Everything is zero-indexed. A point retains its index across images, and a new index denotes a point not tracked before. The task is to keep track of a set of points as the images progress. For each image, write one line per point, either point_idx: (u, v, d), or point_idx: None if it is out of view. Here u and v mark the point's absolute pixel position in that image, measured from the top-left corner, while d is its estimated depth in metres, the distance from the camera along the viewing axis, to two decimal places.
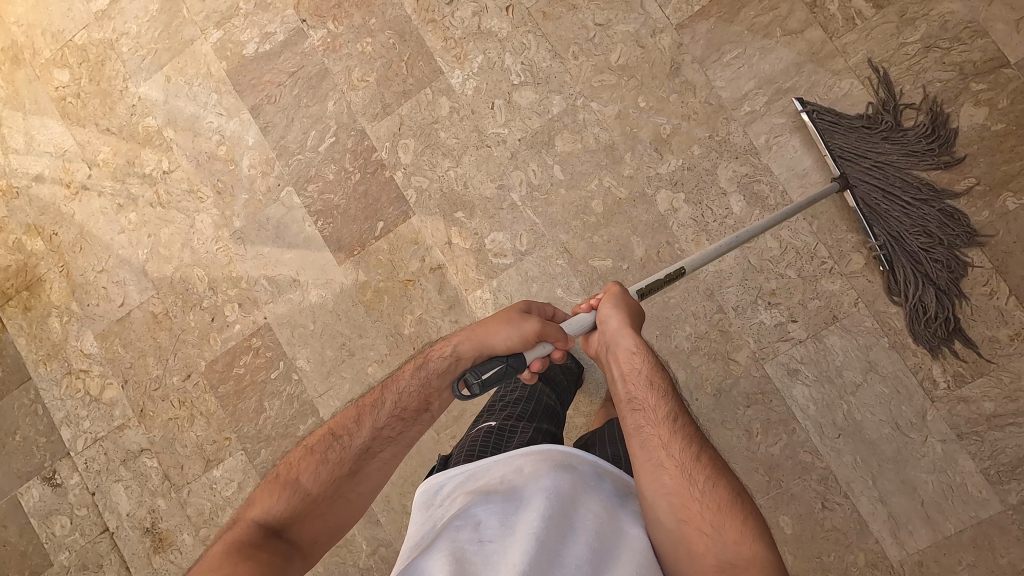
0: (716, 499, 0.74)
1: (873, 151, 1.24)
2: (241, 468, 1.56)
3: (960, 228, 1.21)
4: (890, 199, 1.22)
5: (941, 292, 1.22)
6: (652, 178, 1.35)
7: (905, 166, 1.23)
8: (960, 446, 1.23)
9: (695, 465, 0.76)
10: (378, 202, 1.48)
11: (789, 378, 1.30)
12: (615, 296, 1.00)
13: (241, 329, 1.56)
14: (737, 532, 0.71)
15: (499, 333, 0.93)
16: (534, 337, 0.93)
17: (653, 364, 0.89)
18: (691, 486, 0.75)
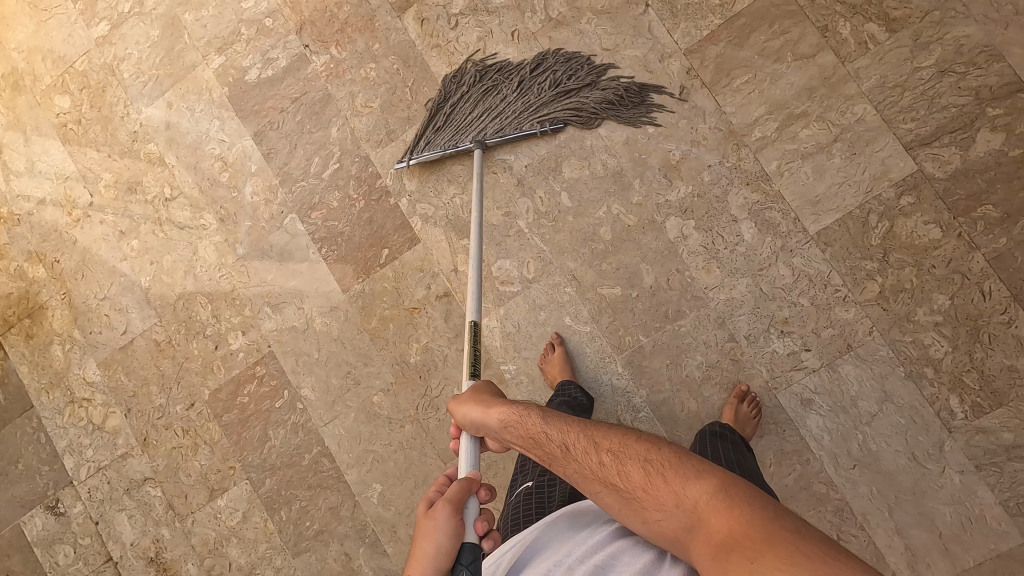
0: (642, 481, 0.68)
1: (467, 108, 1.40)
2: (246, 498, 1.54)
3: (546, 57, 1.37)
4: (501, 106, 1.38)
5: (596, 89, 1.35)
6: (662, 205, 1.32)
7: (489, 80, 1.39)
8: (979, 477, 1.21)
9: (607, 467, 0.71)
10: (383, 229, 1.46)
11: (803, 409, 1.27)
12: (462, 401, 0.98)
13: (245, 357, 1.54)
14: (672, 495, 0.65)
15: (427, 551, 0.75)
16: (455, 517, 0.79)
17: (523, 416, 0.85)
18: (620, 489, 0.69)
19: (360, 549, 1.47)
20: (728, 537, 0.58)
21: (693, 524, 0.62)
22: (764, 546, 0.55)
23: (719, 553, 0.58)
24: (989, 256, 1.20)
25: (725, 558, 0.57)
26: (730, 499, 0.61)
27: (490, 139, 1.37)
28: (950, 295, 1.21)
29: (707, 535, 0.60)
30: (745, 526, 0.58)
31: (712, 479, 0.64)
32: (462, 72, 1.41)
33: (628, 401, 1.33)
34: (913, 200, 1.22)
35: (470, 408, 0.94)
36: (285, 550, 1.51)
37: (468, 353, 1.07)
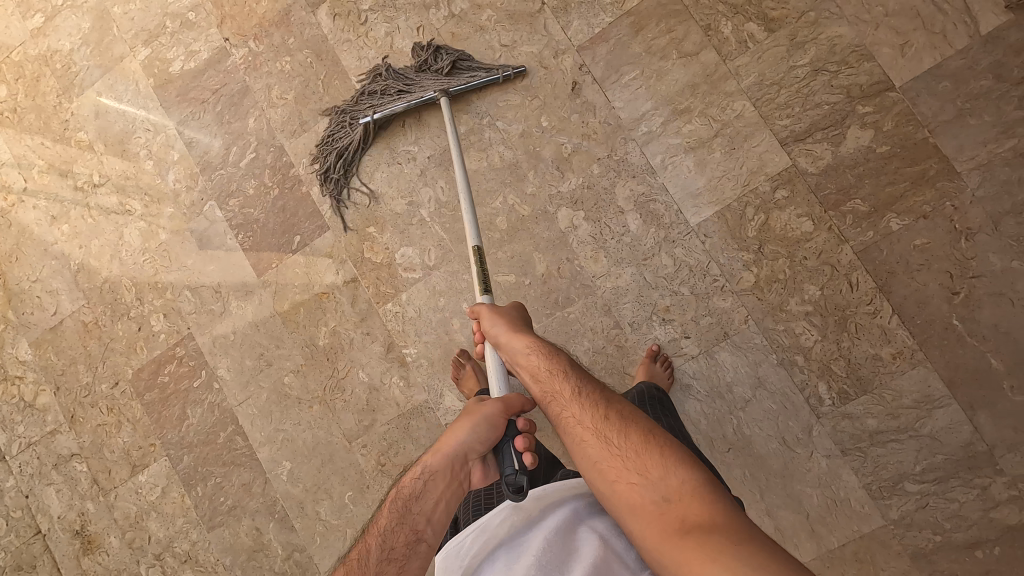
0: (636, 448, 0.74)
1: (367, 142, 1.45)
2: (165, 474, 1.60)
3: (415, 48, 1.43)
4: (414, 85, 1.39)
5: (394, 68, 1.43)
6: (554, 196, 1.37)
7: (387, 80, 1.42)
8: (844, 461, 1.25)
9: (609, 425, 0.78)
10: (296, 217, 1.52)
11: (682, 393, 1.32)
12: (499, 314, 1.06)
13: (166, 339, 1.61)
14: (661, 468, 0.71)
15: (466, 427, 0.86)
16: (503, 416, 0.88)
17: (547, 353, 0.92)
18: (611, 445, 0.75)
19: (270, 524, 1.54)
20: (700, 519, 0.63)
21: (670, 497, 0.68)
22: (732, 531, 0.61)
23: (684, 527, 0.64)
24: (857, 249, 1.24)
25: (690, 534, 0.62)
26: (713, 495, 0.67)
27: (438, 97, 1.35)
28: (820, 285, 1.26)
29: (680, 511, 0.66)
30: (720, 515, 0.63)
31: (702, 474, 0.69)
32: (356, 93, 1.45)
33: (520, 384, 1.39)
34: (786, 194, 1.27)
35: (504, 327, 1.02)
36: (200, 524, 1.58)
37: (476, 275, 1.12)
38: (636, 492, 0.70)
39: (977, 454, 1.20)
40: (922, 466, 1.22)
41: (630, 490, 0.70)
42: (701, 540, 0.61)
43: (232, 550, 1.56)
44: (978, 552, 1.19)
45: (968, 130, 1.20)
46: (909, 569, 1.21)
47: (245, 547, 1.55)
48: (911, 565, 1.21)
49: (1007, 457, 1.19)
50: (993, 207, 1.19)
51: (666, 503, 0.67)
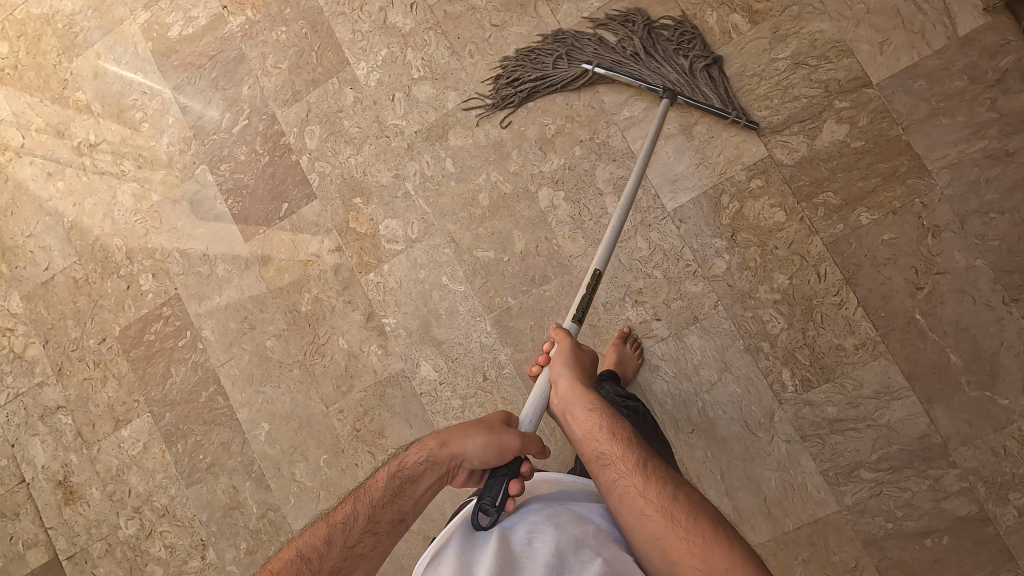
0: (697, 535, 0.71)
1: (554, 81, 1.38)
2: (147, 430, 1.65)
3: (682, 28, 1.33)
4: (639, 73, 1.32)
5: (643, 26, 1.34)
6: (536, 175, 1.41)
7: (620, 51, 1.34)
8: (803, 447, 1.29)
9: (672, 506, 0.75)
10: (285, 184, 1.55)
11: (649, 374, 1.36)
12: (564, 353, 1.00)
13: (153, 298, 1.64)
14: (725, 564, 0.68)
15: (477, 437, 0.89)
16: (513, 455, 0.87)
17: (608, 414, 0.88)
18: (676, 525, 0.73)
19: (247, 483, 1.58)
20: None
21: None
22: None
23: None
24: (827, 241, 1.27)
25: None
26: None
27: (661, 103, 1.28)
28: (789, 274, 1.29)
29: None
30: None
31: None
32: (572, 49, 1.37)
33: (494, 358, 1.43)
34: (761, 183, 1.30)
35: (565, 370, 0.97)
36: (179, 480, 1.63)
37: (583, 298, 1.06)
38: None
39: (932, 446, 1.23)
40: (877, 455, 1.26)
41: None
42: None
43: (209, 506, 1.60)
44: (927, 541, 1.22)
45: (940, 129, 1.22)
46: (861, 554, 1.25)
47: (222, 504, 1.60)
48: (862, 550, 1.25)
49: (961, 450, 1.22)
50: (961, 206, 1.22)
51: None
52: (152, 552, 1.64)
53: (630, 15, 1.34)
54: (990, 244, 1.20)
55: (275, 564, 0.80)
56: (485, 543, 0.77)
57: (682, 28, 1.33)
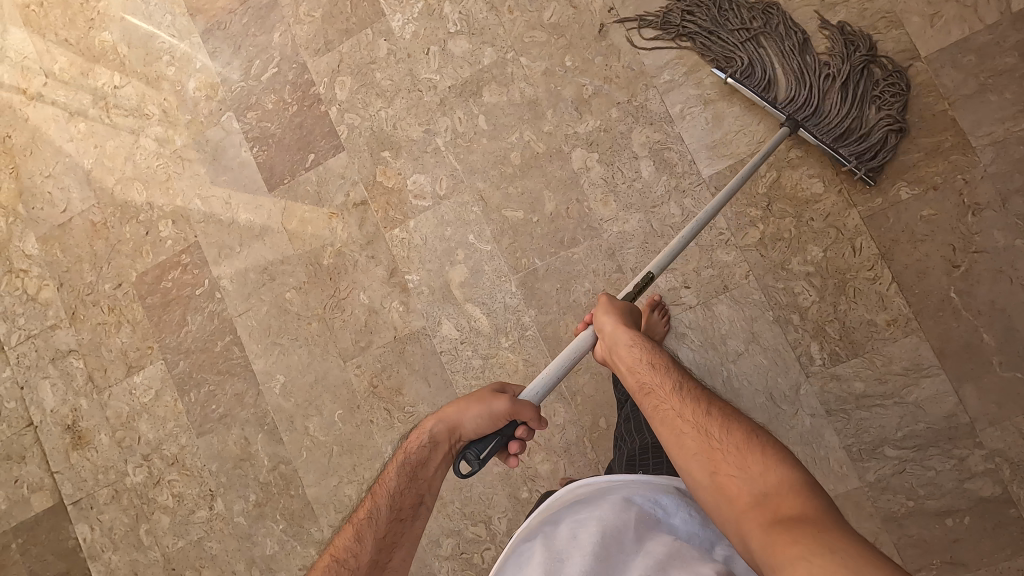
0: (733, 443, 0.76)
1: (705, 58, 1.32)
2: (160, 378, 1.63)
3: (902, 79, 1.22)
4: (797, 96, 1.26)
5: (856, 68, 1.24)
6: (570, 136, 1.38)
7: (819, 69, 1.26)
8: (828, 422, 1.28)
9: (710, 420, 0.79)
10: (312, 135, 1.53)
11: (675, 341, 1.34)
12: (608, 303, 1.03)
13: (173, 245, 1.62)
14: (761, 465, 0.72)
15: (472, 411, 0.91)
16: (505, 417, 0.88)
17: (650, 349, 0.93)
18: (710, 438, 0.77)
19: (259, 435, 1.57)
20: (794, 514, 0.66)
21: (768, 492, 0.70)
22: (831, 529, 0.62)
23: (781, 518, 0.66)
24: (865, 214, 1.25)
25: (788, 524, 0.65)
26: (813, 495, 0.68)
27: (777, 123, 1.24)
28: (824, 247, 1.27)
29: (779, 503, 0.68)
30: (820, 511, 0.65)
31: (803, 475, 0.70)
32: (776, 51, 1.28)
33: (518, 319, 1.41)
34: (801, 153, 1.28)
35: (610, 313, 1.00)
36: (190, 430, 1.61)
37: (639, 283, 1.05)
38: (733, 483, 0.73)
39: (959, 426, 1.22)
40: (903, 432, 1.25)
41: (727, 482, 0.73)
42: (795, 531, 0.63)
43: (219, 457, 1.59)
44: (948, 520, 1.22)
45: (987, 106, 1.20)
46: (880, 531, 1.25)
47: (232, 456, 1.59)
48: (882, 527, 1.24)
49: (988, 431, 1.21)
50: (1003, 185, 1.20)
51: (765, 498, 0.69)
52: (159, 501, 1.63)
53: (858, 37, 1.25)
54: None
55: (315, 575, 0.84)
56: (530, 553, 0.77)
57: (897, 77, 1.23)
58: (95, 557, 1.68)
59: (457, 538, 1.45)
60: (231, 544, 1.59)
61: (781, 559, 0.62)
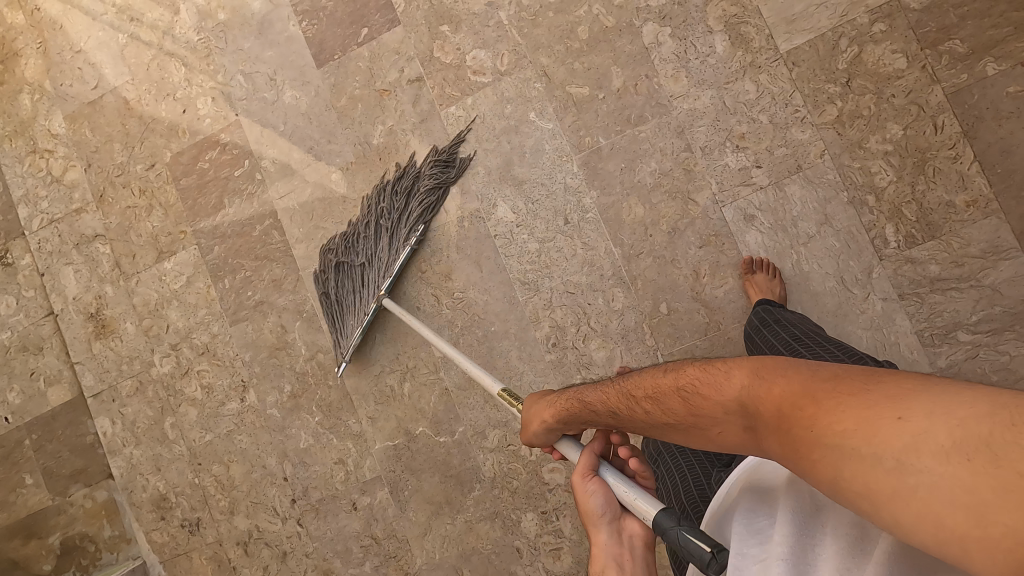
0: (686, 414, 0.70)
1: (327, 305, 1.43)
2: (193, 263, 1.56)
3: (410, 165, 1.42)
4: (354, 266, 1.42)
5: (381, 200, 1.42)
6: (642, 10, 1.33)
7: (378, 226, 1.42)
8: (900, 306, 1.23)
9: (658, 411, 0.74)
10: (366, 9, 1.46)
11: (744, 224, 1.29)
12: (526, 415, 1.04)
13: (211, 124, 1.55)
14: (716, 405, 0.65)
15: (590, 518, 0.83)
16: (592, 479, 0.85)
17: (575, 406, 0.91)
18: (673, 418, 0.72)
19: (296, 323, 1.50)
20: (785, 422, 0.57)
21: (747, 420, 0.62)
22: (827, 416, 0.53)
23: (782, 443, 0.58)
24: (948, 91, 1.21)
25: (792, 447, 0.56)
26: (772, 384, 0.60)
27: (368, 303, 1.39)
28: (904, 125, 1.23)
29: (766, 423, 0.60)
30: (794, 402, 0.57)
31: (743, 377, 0.64)
32: (326, 257, 1.44)
33: (578, 201, 1.36)
34: (885, 28, 1.24)
35: (535, 425, 0.99)
36: (222, 318, 1.54)
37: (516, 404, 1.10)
38: (726, 442, 0.66)
39: None
40: (978, 317, 1.21)
41: (721, 443, 0.67)
42: (811, 459, 0.54)
43: (253, 346, 1.52)
44: None
45: None
46: None
47: (267, 345, 1.51)
48: None
49: None
50: None
51: (751, 429, 0.62)
52: (187, 393, 1.56)
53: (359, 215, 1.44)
54: None
55: None
56: None
57: None
58: (116, 452, 1.60)
59: (504, 430, 1.39)
60: (261, 437, 1.51)
61: (829, 488, 0.53)
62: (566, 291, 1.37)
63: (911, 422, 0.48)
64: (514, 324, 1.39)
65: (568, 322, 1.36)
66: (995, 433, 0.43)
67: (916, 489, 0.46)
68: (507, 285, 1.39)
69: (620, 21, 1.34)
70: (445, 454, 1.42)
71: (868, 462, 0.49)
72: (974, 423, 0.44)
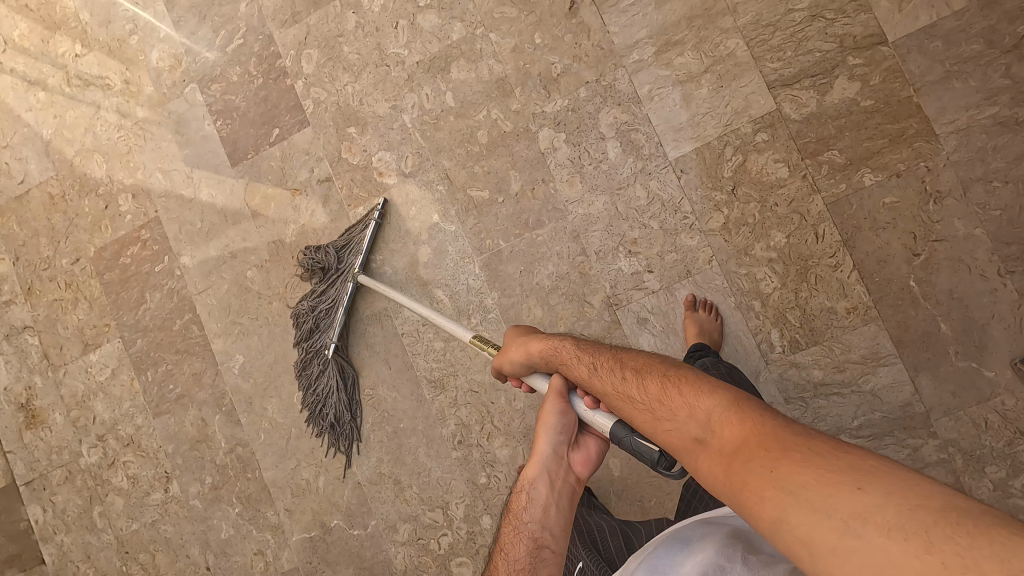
0: (658, 404, 0.76)
1: (344, 412, 1.45)
2: (117, 356, 1.59)
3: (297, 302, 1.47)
4: (320, 376, 1.45)
5: (297, 337, 1.46)
6: (538, 115, 1.36)
7: (313, 342, 1.44)
8: (785, 409, 1.27)
9: (634, 397, 0.81)
10: (277, 109, 1.49)
11: (637, 327, 1.33)
12: (507, 344, 1.12)
13: (132, 220, 1.58)
14: (684, 406, 0.72)
15: (546, 431, 0.94)
16: (562, 404, 0.95)
17: (564, 353, 0.97)
18: (642, 408, 0.79)
19: (216, 416, 1.54)
20: (739, 440, 0.63)
21: (702, 430, 0.68)
22: (794, 458, 0.57)
23: (727, 456, 0.63)
24: (828, 200, 1.25)
25: (737, 466, 0.61)
26: (739, 412, 0.66)
27: (347, 288, 1.40)
28: (787, 233, 1.26)
29: (718, 437, 0.66)
30: (756, 437, 0.62)
31: (724, 393, 0.70)
32: (307, 405, 1.47)
33: (480, 302, 1.39)
34: (767, 137, 1.26)
35: (515, 356, 1.06)
36: (146, 410, 1.58)
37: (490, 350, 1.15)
38: (671, 439, 0.72)
39: (913, 414, 1.23)
40: (859, 421, 1.24)
41: (666, 440, 0.73)
42: (758, 484, 0.57)
43: (176, 438, 1.56)
44: None
45: (953, 93, 1.20)
46: None
47: (189, 437, 1.55)
48: None
49: (942, 420, 1.22)
50: (965, 172, 1.20)
51: (701, 437, 0.68)
52: (114, 482, 1.59)
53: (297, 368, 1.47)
54: (990, 213, 1.19)
55: None
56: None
57: (876, 92, 1.22)
58: (47, 539, 1.64)
59: (414, 523, 1.43)
60: (185, 527, 1.55)
61: (765, 526, 0.55)
62: (471, 389, 1.40)
63: (871, 490, 0.50)
64: (422, 420, 1.43)
65: (473, 420, 1.40)
66: (938, 524, 0.44)
67: (853, 552, 0.47)
68: (415, 383, 1.43)
69: (517, 125, 1.37)
70: (359, 546, 1.45)
71: (814, 510, 0.51)
72: (929, 515, 0.45)
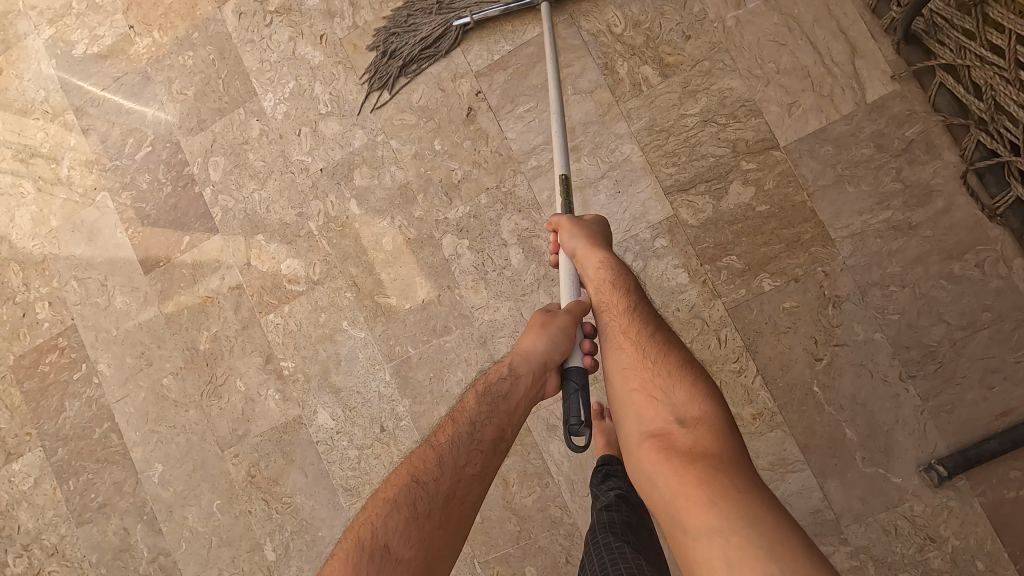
0: (664, 377, 0.82)
1: (399, 56, 1.35)
2: (39, 465, 1.58)
3: None
4: (418, 17, 1.34)
5: None
6: (441, 222, 1.35)
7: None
8: None
9: (642, 358, 0.86)
10: (186, 216, 1.48)
11: (548, 434, 1.33)
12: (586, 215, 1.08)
13: (49, 328, 1.57)
14: (686, 394, 0.78)
15: (552, 327, 0.96)
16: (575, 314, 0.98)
17: (621, 275, 0.97)
18: (644, 371, 0.84)
19: (138, 525, 1.52)
20: (713, 451, 0.70)
21: (690, 421, 0.75)
22: (762, 500, 0.63)
23: (698, 455, 0.70)
24: (728, 305, 1.23)
25: (703, 466, 0.68)
26: (727, 433, 0.73)
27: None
28: (690, 338, 1.25)
29: (695, 434, 0.73)
30: (731, 461, 0.68)
31: (724, 411, 0.76)
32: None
33: (391, 409, 1.37)
34: (665, 243, 1.25)
35: (575, 229, 1.03)
36: (69, 519, 1.56)
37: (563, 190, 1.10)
38: (653, 411, 0.79)
39: (824, 522, 1.20)
40: None
41: (647, 408, 0.80)
42: (717, 490, 0.64)
43: (99, 547, 1.53)
44: None
45: (845, 197, 1.18)
46: None
47: (112, 546, 1.53)
48: None
49: (854, 528, 1.19)
50: (863, 276, 1.18)
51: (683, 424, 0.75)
52: None
53: None
54: (889, 316, 1.17)
55: (392, 495, 0.87)
56: None
57: (770, 196, 1.21)
58: None
59: None
60: None
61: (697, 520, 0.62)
62: None
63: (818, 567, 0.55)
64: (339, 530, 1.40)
65: None
66: None
67: None
68: (332, 491, 1.41)
69: (421, 231, 1.36)
70: None
71: (754, 542, 0.58)
72: None
